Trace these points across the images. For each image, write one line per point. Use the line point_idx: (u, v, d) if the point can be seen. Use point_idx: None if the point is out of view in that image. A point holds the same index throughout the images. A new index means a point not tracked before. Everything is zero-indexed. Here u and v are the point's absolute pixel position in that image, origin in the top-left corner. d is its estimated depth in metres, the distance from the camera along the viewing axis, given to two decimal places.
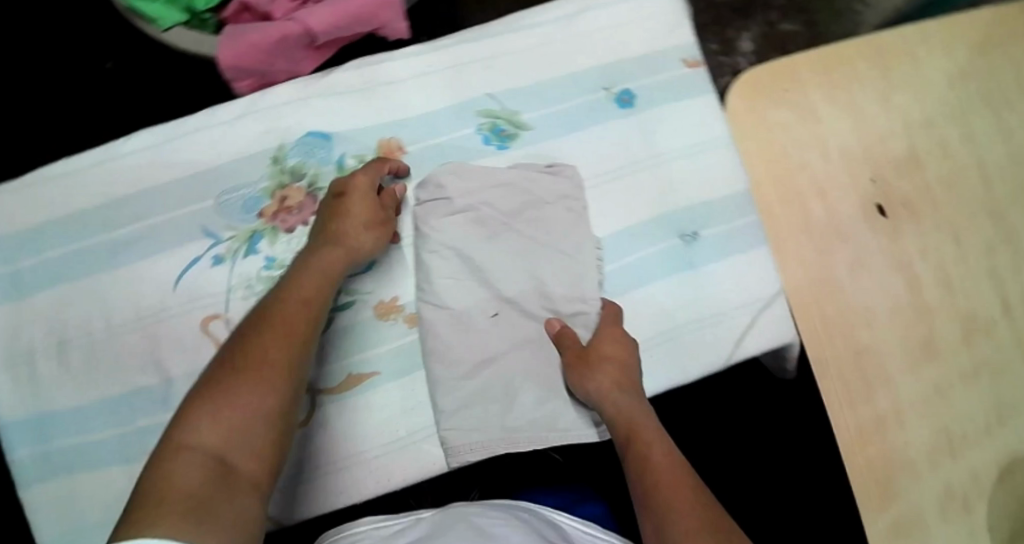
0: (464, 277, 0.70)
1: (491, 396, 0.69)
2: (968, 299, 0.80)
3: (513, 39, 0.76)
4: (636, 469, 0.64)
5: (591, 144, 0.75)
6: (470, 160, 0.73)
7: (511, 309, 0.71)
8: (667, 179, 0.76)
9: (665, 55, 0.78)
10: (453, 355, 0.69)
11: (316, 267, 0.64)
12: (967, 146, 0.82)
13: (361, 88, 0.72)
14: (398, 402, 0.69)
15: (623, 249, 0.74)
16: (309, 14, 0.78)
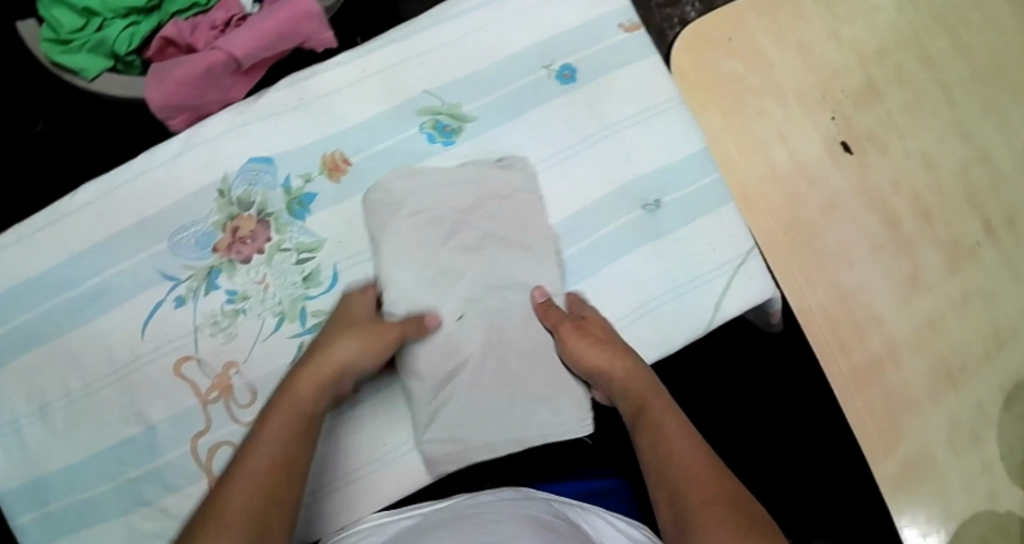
0: (426, 286, 0.68)
1: (472, 397, 0.68)
2: (949, 227, 0.79)
3: (443, 29, 0.75)
4: (649, 446, 0.66)
5: (536, 126, 0.75)
6: (419, 161, 0.71)
7: (480, 309, 0.68)
8: (622, 149, 0.76)
9: (606, 22, 0.79)
10: (420, 367, 0.67)
11: (300, 393, 0.61)
12: (927, 69, 0.82)
13: (297, 103, 0.71)
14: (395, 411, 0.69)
15: (585, 229, 0.74)
16: (230, 40, 0.79)
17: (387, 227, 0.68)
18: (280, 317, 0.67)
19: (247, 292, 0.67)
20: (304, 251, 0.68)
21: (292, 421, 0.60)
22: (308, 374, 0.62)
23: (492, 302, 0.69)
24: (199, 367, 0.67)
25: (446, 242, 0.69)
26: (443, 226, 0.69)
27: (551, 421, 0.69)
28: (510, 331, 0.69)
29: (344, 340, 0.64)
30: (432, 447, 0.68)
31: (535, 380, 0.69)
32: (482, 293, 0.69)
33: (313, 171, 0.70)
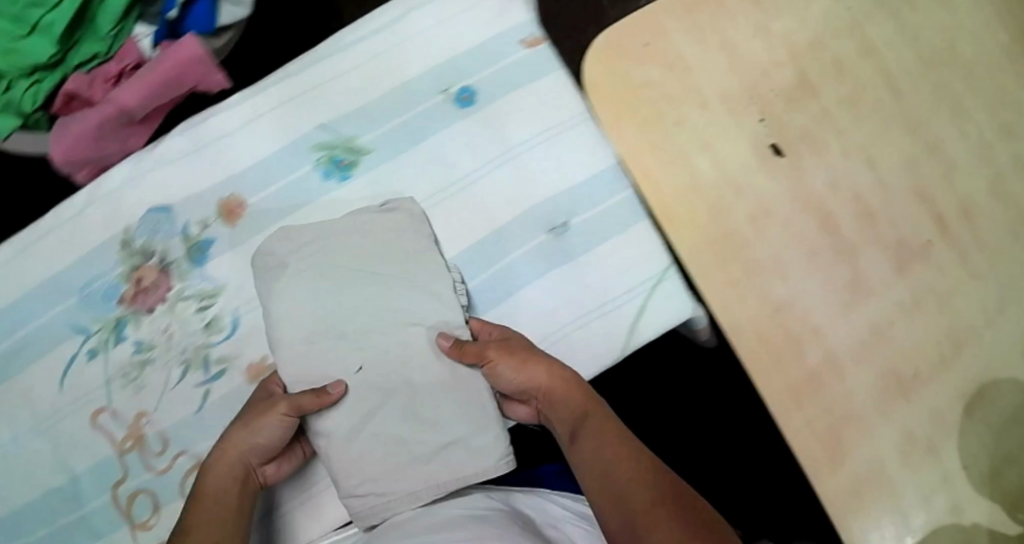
0: (325, 335, 0.75)
1: (387, 437, 0.75)
2: (895, 226, 0.75)
3: (340, 60, 0.82)
4: (592, 460, 0.70)
5: (420, 160, 0.81)
6: (316, 198, 0.80)
7: (371, 365, 0.75)
8: (523, 169, 0.80)
9: (503, 41, 0.83)
10: (342, 410, 0.75)
11: (223, 467, 0.71)
12: (869, 59, 0.77)
13: (193, 149, 0.81)
14: (343, 430, 0.75)
15: (489, 256, 0.79)
16: (120, 94, 0.88)
17: (281, 267, 0.76)
18: (186, 365, 0.77)
19: (155, 342, 0.78)
20: (205, 298, 0.78)
21: (219, 506, 0.70)
22: (220, 458, 0.72)
23: (393, 339, 0.76)
24: (111, 417, 0.77)
25: (343, 292, 0.76)
26: (338, 276, 0.76)
27: (469, 462, 0.75)
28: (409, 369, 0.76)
29: (248, 423, 0.72)
30: (383, 470, 0.75)
31: (463, 398, 0.76)
32: (384, 330, 0.76)
33: (210, 218, 0.80)
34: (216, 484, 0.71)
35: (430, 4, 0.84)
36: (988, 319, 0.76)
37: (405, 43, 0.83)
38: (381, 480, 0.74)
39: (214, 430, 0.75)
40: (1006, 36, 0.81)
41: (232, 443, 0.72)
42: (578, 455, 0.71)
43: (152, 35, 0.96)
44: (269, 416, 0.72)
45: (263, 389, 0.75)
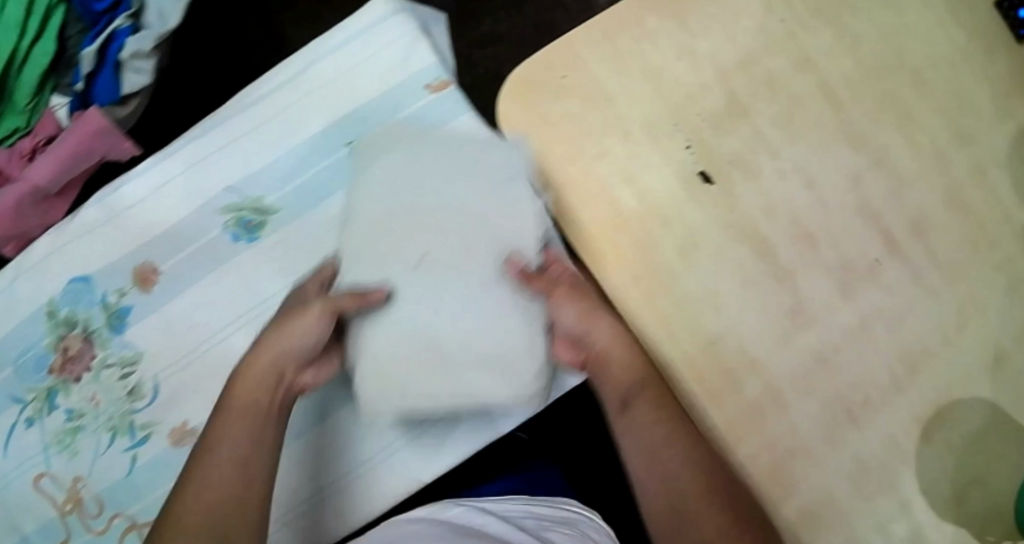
0: (390, 236, 0.74)
1: (432, 346, 0.73)
2: (839, 247, 0.71)
3: (240, 119, 0.82)
4: (641, 428, 0.68)
5: (321, 212, 0.80)
6: (226, 261, 0.79)
7: (433, 258, 0.74)
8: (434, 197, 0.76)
9: (407, 87, 0.82)
10: (406, 313, 0.73)
11: (252, 376, 0.71)
12: (805, 73, 0.73)
13: (106, 219, 0.82)
14: (401, 338, 0.73)
15: (507, 221, 0.75)
16: (34, 171, 0.92)
17: (205, 338, 0.78)
18: (113, 431, 0.78)
19: (84, 408, 0.79)
20: (126, 365, 0.79)
21: (249, 424, 0.69)
22: (245, 378, 0.71)
23: (444, 241, 0.74)
24: (52, 480, 0.79)
25: (410, 200, 0.75)
26: (398, 189, 0.76)
27: (503, 387, 0.73)
28: (467, 272, 0.74)
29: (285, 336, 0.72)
30: (436, 392, 0.73)
31: (507, 309, 0.73)
32: (451, 231, 0.75)
33: (126, 286, 0.80)
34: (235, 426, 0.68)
35: (330, 57, 0.83)
36: (946, 339, 0.71)
37: (309, 98, 0.82)
38: (417, 393, 0.73)
39: (143, 496, 0.76)
40: (960, 34, 0.75)
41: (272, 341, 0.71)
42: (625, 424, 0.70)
43: (68, 106, 0.98)
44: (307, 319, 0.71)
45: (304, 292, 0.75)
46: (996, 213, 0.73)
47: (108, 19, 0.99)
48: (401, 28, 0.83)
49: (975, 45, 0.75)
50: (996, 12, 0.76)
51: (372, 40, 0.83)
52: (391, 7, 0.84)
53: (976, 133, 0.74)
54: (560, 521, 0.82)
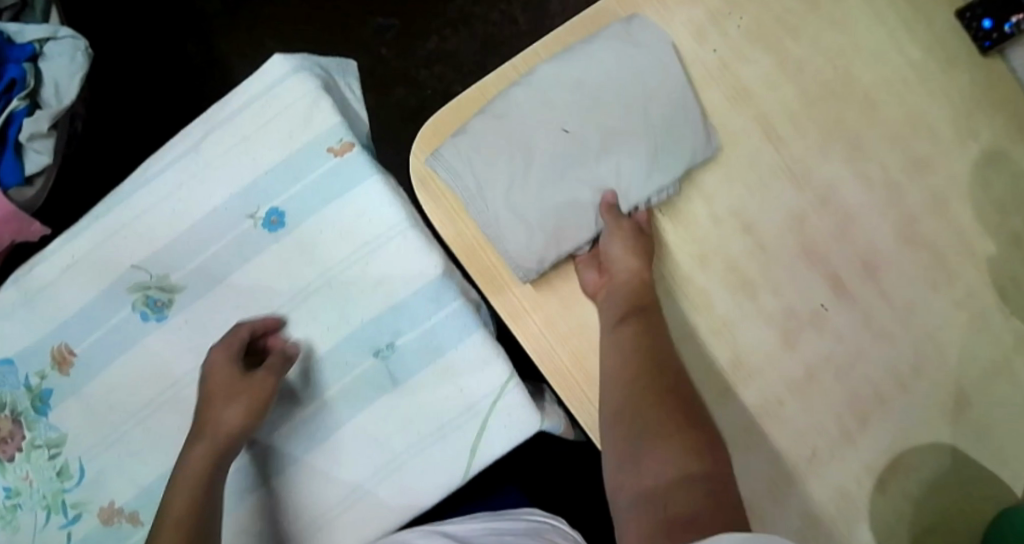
0: (536, 95, 0.65)
1: (512, 148, 0.65)
2: (782, 293, 0.66)
3: (131, 204, 0.66)
4: (621, 349, 0.60)
5: (221, 312, 0.64)
6: (133, 348, 0.65)
7: (573, 118, 0.65)
8: (591, 72, 0.66)
9: (306, 152, 0.65)
10: (471, 141, 0.65)
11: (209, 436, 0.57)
12: (742, 107, 0.68)
13: (26, 298, 0.67)
14: (444, 163, 0.64)
15: (624, 136, 0.65)
16: None
17: (114, 426, 0.66)
18: (48, 508, 0.66)
19: (18, 486, 0.67)
20: (53, 447, 0.67)
21: (205, 474, 0.56)
22: (193, 466, 0.56)
23: (587, 117, 0.65)
24: None
25: (578, 79, 0.65)
26: (583, 63, 0.66)
27: (516, 240, 0.63)
28: (572, 150, 0.65)
29: (223, 402, 0.59)
30: (466, 196, 0.64)
31: (563, 196, 0.65)
32: (558, 109, 0.65)
33: (47, 367, 0.67)
34: (186, 506, 0.54)
35: (227, 107, 0.66)
36: (901, 384, 0.66)
37: (199, 175, 0.65)
38: (415, 248, 0.64)
39: None
40: (915, 50, 0.69)
41: (257, 381, 0.60)
42: (619, 336, 0.60)
43: None
44: (265, 376, 0.60)
45: (217, 370, 0.60)
46: (956, 244, 0.68)
47: (9, 99, 0.68)
48: (307, 82, 0.66)
49: (931, 63, 0.69)
50: (958, 23, 0.69)
51: (267, 105, 0.66)
52: (290, 65, 0.66)
53: (932, 158, 0.68)
54: (529, 533, 0.59)
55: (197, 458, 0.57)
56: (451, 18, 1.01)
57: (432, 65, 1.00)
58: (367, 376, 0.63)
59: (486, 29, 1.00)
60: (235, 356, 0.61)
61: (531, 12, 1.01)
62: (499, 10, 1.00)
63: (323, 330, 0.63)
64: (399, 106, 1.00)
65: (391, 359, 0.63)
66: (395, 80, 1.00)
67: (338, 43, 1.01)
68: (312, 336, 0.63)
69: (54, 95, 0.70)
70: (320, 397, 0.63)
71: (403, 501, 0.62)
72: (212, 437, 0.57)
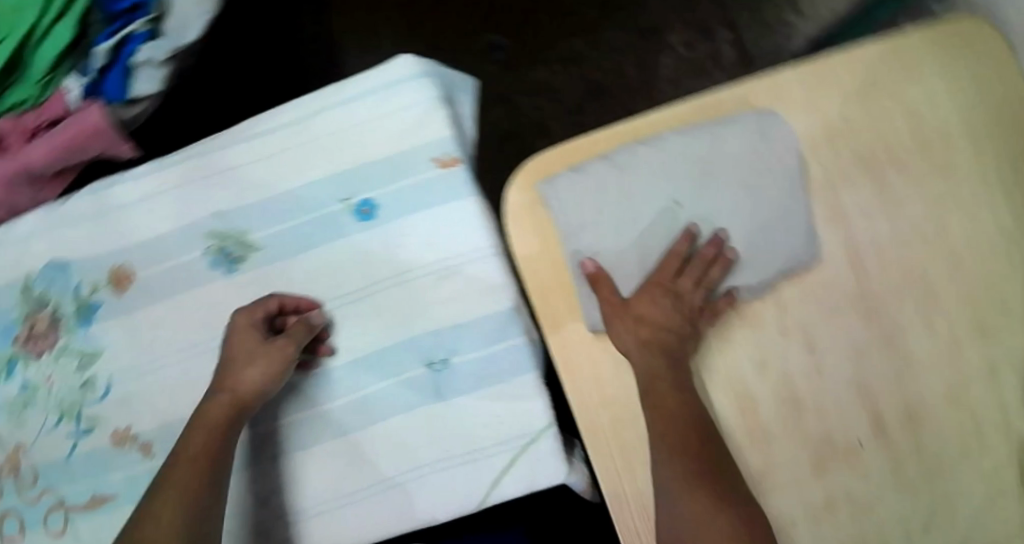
0: (655, 162, 0.67)
1: (619, 204, 0.66)
2: (823, 421, 0.68)
3: (229, 154, 0.66)
4: (658, 412, 0.62)
5: (290, 283, 0.65)
6: (193, 290, 0.65)
7: (685, 196, 0.67)
8: (712, 156, 0.67)
9: (411, 156, 0.65)
10: (581, 190, 0.66)
11: (228, 394, 0.60)
12: (835, 229, 0.69)
13: (98, 214, 0.67)
14: (556, 198, 0.66)
15: (725, 226, 0.67)
16: None
17: (152, 358, 0.66)
18: (61, 414, 0.68)
19: (39, 383, 0.69)
20: (86, 357, 0.68)
21: (215, 435, 0.58)
22: (211, 419, 0.59)
23: (698, 196, 0.67)
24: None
25: (701, 160, 0.67)
26: (707, 148, 0.67)
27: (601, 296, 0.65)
28: (675, 224, 0.67)
29: (243, 365, 0.60)
30: (566, 236, 0.66)
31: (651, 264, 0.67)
32: (674, 180, 0.67)
33: (101, 282, 0.67)
34: (198, 451, 0.58)
35: (343, 88, 0.66)
36: (911, 537, 0.67)
37: (303, 146, 0.66)
38: (489, 275, 0.65)
39: (78, 482, 0.67)
40: (1011, 219, 0.68)
41: (277, 348, 0.61)
42: (656, 398, 0.62)
43: None
44: (285, 345, 0.61)
45: (238, 333, 0.61)
46: (996, 419, 0.68)
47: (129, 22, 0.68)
48: (428, 88, 0.66)
49: None
50: None
51: (386, 99, 0.66)
52: (416, 66, 0.66)
53: (1000, 330, 0.68)
54: None
55: (215, 409, 0.59)
56: (563, 53, 0.99)
57: (532, 93, 0.99)
58: (414, 383, 0.64)
59: (595, 75, 0.98)
60: (258, 321, 0.62)
61: (641, 67, 0.97)
62: (611, 60, 0.98)
63: (383, 329, 0.64)
64: (492, 126, 0.99)
65: (442, 375, 0.64)
66: (493, 100, 0.99)
67: (445, 39, 1.00)
68: (372, 331, 0.64)
69: (177, 28, 0.68)
70: (369, 388, 0.64)
71: (417, 509, 0.63)
72: (229, 395, 0.60)
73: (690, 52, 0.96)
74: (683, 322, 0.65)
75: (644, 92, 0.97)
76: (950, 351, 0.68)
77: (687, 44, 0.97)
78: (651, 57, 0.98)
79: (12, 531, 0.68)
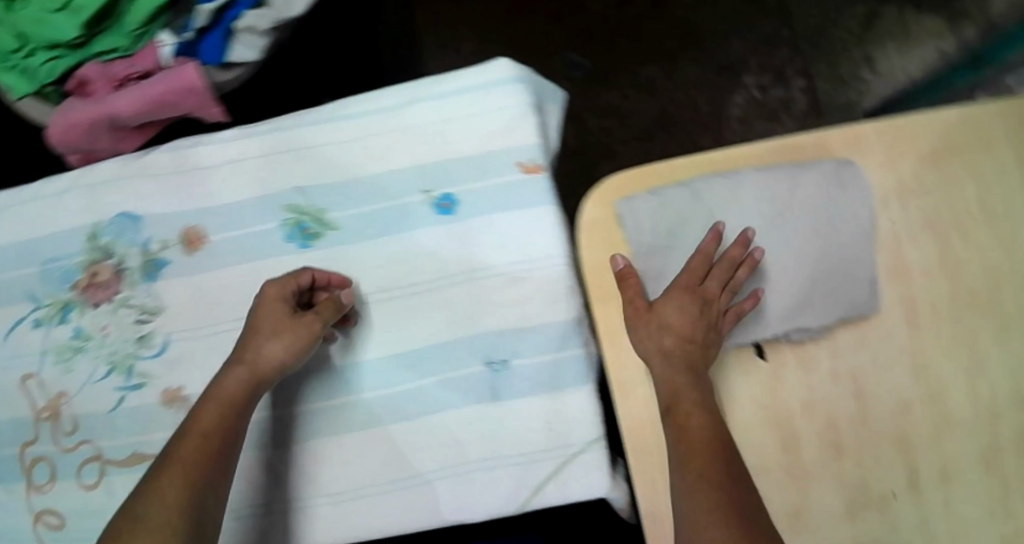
0: (732, 196, 0.68)
1: (692, 232, 0.68)
2: (861, 469, 0.68)
3: (317, 131, 0.67)
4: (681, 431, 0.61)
5: (362, 267, 0.65)
6: (264, 260, 0.66)
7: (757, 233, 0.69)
8: (787, 198, 0.68)
9: (497, 158, 0.66)
10: (659, 214, 0.67)
11: (247, 366, 0.59)
12: (895, 284, 0.69)
13: (177, 171, 0.68)
14: (633, 217, 0.67)
15: (790, 267, 0.69)
16: None
17: (211, 323, 0.66)
18: (111, 366, 0.68)
19: (93, 332, 0.69)
20: (145, 312, 0.68)
21: (231, 406, 0.57)
22: (227, 390, 0.58)
23: (769, 235, 0.68)
24: (38, 385, 0.70)
25: (777, 200, 0.68)
26: (783, 188, 0.68)
27: None
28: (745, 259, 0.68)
29: (267, 337, 0.59)
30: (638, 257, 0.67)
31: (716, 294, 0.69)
32: (748, 216, 0.68)
33: (171, 240, 0.67)
34: (213, 422, 0.56)
35: (439, 84, 0.67)
36: None
37: (391, 134, 0.67)
38: (558, 283, 0.65)
39: (119, 435, 0.67)
40: None
41: (304, 323, 0.60)
42: (681, 420, 0.62)
43: None
44: (312, 320, 0.60)
45: (266, 303, 0.61)
46: None
47: None
48: (524, 95, 0.67)
49: None
50: None
51: (476, 100, 0.67)
52: (514, 71, 0.67)
53: None
54: None
55: (232, 381, 0.58)
56: (635, 80, 1.00)
57: (603, 115, 1.00)
58: (471, 380, 0.65)
59: (666, 105, 0.99)
60: (287, 294, 0.61)
61: (711, 104, 0.98)
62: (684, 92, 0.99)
63: (448, 323, 0.65)
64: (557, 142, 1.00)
65: (501, 374, 0.65)
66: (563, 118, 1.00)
67: (518, 46, 1.01)
68: (436, 323, 0.65)
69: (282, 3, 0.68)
70: (425, 379, 0.65)
71: (456, 504, 0.64)
72: (249, 366, 0.58)
73: (764, 95, 0.98)
74: (707, 327, 0.65)
75: (713, 128, 0.98)
76: (990, 416, 0.68)
77: (760, 87, 0.98)
78: (723, 95, 0.99)
79: (40, 480, 0.69)
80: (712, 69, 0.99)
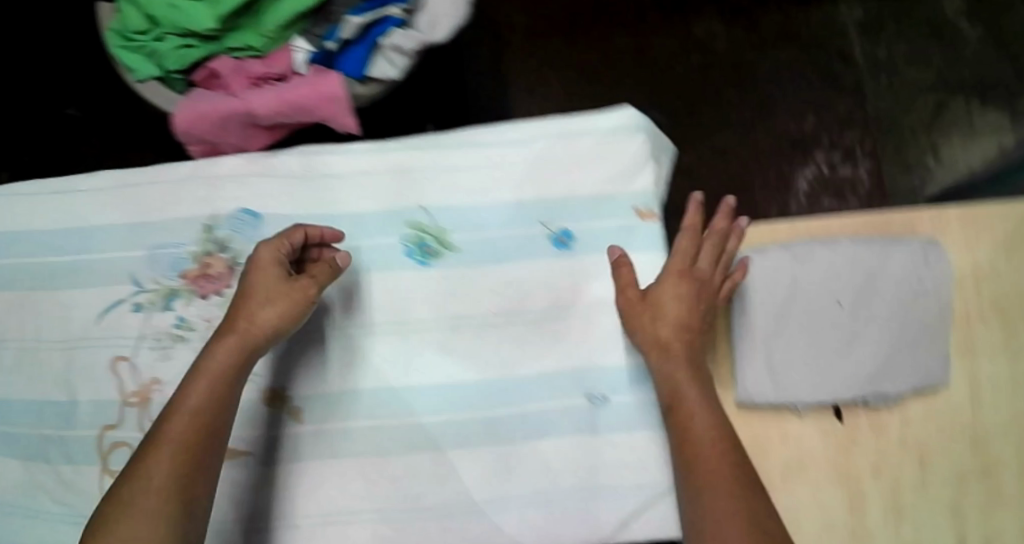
0: (826, 260, 0.69)
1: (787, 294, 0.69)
2: (916, 533, 0.68)
3: (448, 155, 0.70)
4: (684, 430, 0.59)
5: (478, 294, 0.68)
6: (387, 274, 0.69)
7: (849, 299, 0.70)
8: (879, 269, 0.69)
9: (616, 201, 0.69)
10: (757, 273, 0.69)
11: (235, 336, 0.59)
12: (963, 361, 0.70)
13: (303, 176, 0.70)
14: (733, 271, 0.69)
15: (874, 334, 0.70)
16: None
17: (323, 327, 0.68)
18: None
19: (198, 322, 0.70)
20: None
21: (222, 380, 0.58)
22: (218, 363, 0.58)
23: (858, 301, 0.69)
24: (130, 368, 0.70)
25: (869, 268, 0.69)
26: (872, 257, 0.69)
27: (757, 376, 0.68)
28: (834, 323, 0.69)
29: (260, 301, 0.60)
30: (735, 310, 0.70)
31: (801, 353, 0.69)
32: (840, 282, 0.69)
33: None
34: (202, 398, 0.57)
35: (568, 123, 0.70)
36: None
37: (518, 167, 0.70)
38: None
39: None
40: None
41: (299, 288, 0.61)
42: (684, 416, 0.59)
43: None
44: (308, 285, 0.62)
45: (260, 268, 0.61)
46: None
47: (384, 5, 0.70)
48: (647, 143, 0.70)
49: None
50: None
51: (600, 143, 0.70)
52: (640, 121, 0.71)
53: None
54: None
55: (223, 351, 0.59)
56: (715, 145, 1.07)
57: (679, 171, 1.06)
58: (571, 411, 0.67)
59: (739, 171, 1.06)
60: (282, 259, 0.62)
61: (781, 177, 1.06)
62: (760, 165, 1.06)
63: (552, 353, 0.68)
64: None
65: (601, 408, 0.67)
66: None
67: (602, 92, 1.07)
68: (541, 352, 0.68)
69: (425, 26, 0.70)
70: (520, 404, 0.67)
71: (540, 528, 0.65)
72: (240, 334, 0.59)
73: (832, 172, 1.06)
74: (705, 309, 0.62)
75: (781, 197, 1.05)
76: None
77: (829, 164, 1.06)
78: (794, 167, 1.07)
79: (118, 464, 0.69)
80: (785, 142, 1.07)
